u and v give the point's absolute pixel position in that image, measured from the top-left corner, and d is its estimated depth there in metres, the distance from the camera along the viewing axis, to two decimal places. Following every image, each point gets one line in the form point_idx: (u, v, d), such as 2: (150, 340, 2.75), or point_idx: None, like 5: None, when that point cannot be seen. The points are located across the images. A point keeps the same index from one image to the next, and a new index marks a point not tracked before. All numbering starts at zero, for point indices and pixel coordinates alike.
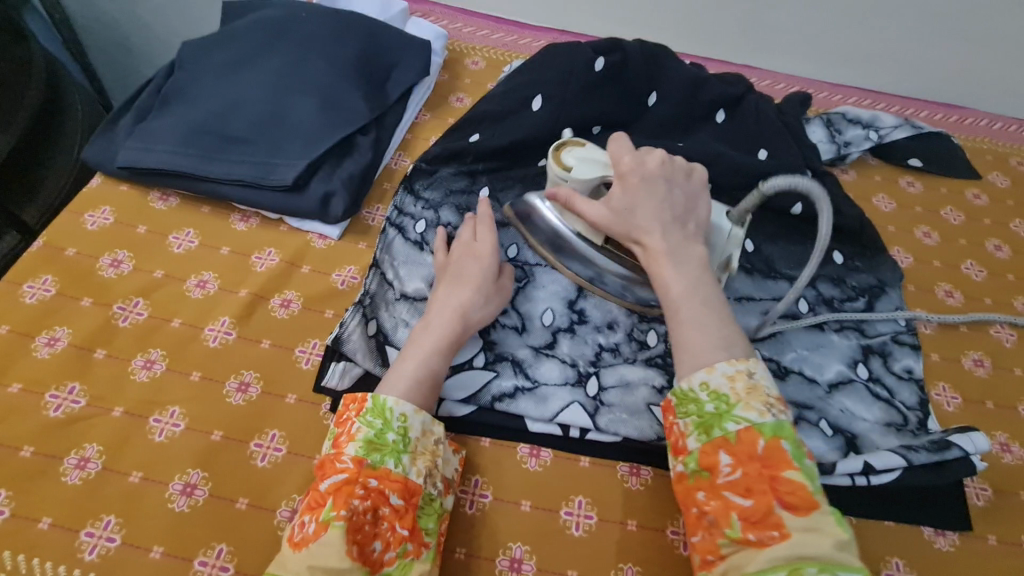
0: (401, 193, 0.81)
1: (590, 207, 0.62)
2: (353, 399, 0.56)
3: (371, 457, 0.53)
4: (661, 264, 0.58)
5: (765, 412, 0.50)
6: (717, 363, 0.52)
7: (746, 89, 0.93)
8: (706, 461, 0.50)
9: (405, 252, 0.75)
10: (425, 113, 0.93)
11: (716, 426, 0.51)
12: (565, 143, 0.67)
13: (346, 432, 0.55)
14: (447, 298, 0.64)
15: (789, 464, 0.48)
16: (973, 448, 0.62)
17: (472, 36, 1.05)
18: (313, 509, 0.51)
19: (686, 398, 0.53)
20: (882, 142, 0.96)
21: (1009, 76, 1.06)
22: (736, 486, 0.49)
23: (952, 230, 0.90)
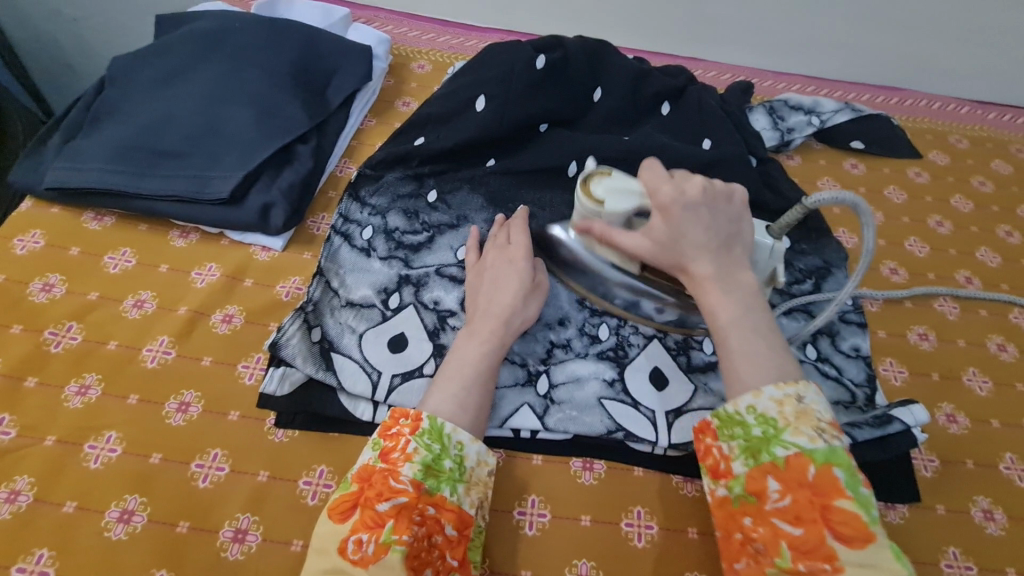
0: (346, 200, 0.80)
1: (632, 240, 0.60)
2: (407, 416, 0.55)
3: (428, 482, 0.51)
4: (709, 292, 0.55)
5: (816, 438, 0.47)
6: (764, 388, 0.50)
7: (688, 81, 0.94)
8: (754, 487, 0.48)
9: (351, 260, 0.74)
10: (371, 119, 0.92)
11: (764, 450, 0.48)
12: (590, 175, 0.65)
13: (399, 450, 0.52)
14: (490, 305, 0.64)
15: (842, 493, 0.45)
16: (914, 421, 0.63)
17: (418, 40, 1.05)
18: (370, 528, 0.48)
19: (732, 421, 0.51)
20: (825, 126, 0.98)
21: (942, 57, 1.09)
22: (785, 513, 0.46)
23: (895, 209, 0.92)
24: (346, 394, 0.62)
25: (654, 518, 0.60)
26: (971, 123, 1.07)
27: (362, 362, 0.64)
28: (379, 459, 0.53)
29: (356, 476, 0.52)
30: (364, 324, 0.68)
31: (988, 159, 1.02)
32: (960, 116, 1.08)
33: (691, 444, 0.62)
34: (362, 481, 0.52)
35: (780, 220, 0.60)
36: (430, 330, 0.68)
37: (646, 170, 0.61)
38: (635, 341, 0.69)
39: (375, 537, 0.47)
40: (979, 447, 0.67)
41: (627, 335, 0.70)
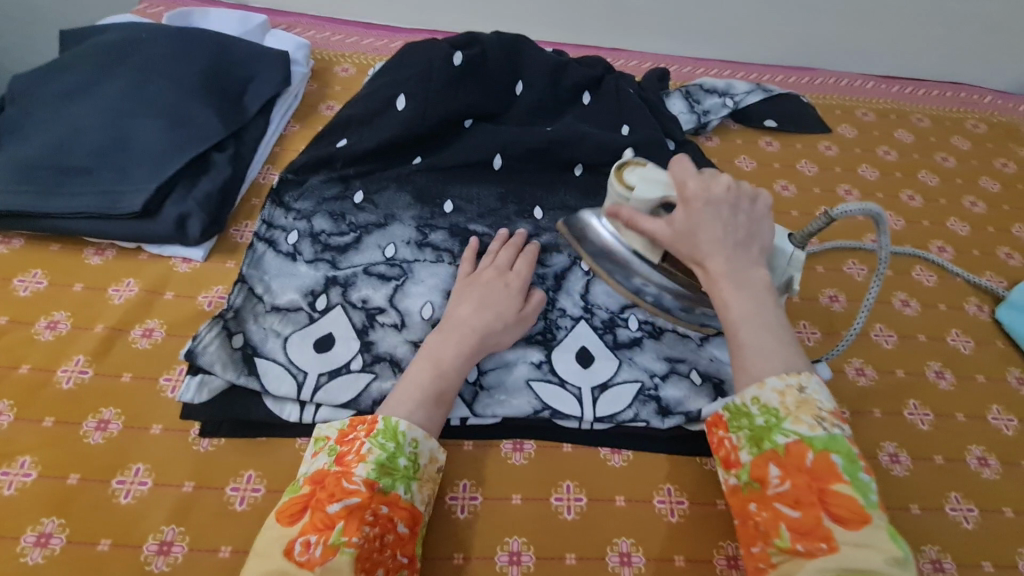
0: (270, 206, 0.80)
1: (652, 223, 0.59)
2: (363, 420, 0.56)
3: (382, 481, 0.52)
4: (721, 286, 0.56)
5: (816, 426, 0.50)
6: (769, 379, 0.52)
7: (605, 70, 0.97)
8: (757, 473, 0.52)
9: (277, 265, 0.74)
10: (294, 124, 0.92)
11: (766, 439, 0.52)
12: (627, 163, 0.64)
13: (353, 452, 0.53)
14: (468, 320, 0.64)
15: (838, 477, 0.48)
16: None
17: (340, 43, 1.05)
18: (319, 529, 0.48)
19: (739, 412, 0.54)
20: (738, 107, 1.03)
21: (846, 36, 1.15)
22: (786, 497, 0.49)
23: (807, 180, 0.97)
24: (272, 396, 0.62)
25: (583, 490, 0.61)
26: (876, 96, 1.14)
27: (287, 364, 0.64)
28: (333, 463, 0.54)
29: (306, 480, 0.53)
30: (289, 327, 0.68)
31: (892, 129, 1.08)
32: (866, 90, 1.15)
33: (617, 416, 0.65)
34: (314, 484, 0.52)
35: (805, 228, 0.60)
36: (359, 328, 0.69)
37: (675, 165, 0.61)
38: (563, 323, 0.71)
39: (323, 539, 0.48)
40: (885, 396, 0.72)
41: (555, 318, 0.72)
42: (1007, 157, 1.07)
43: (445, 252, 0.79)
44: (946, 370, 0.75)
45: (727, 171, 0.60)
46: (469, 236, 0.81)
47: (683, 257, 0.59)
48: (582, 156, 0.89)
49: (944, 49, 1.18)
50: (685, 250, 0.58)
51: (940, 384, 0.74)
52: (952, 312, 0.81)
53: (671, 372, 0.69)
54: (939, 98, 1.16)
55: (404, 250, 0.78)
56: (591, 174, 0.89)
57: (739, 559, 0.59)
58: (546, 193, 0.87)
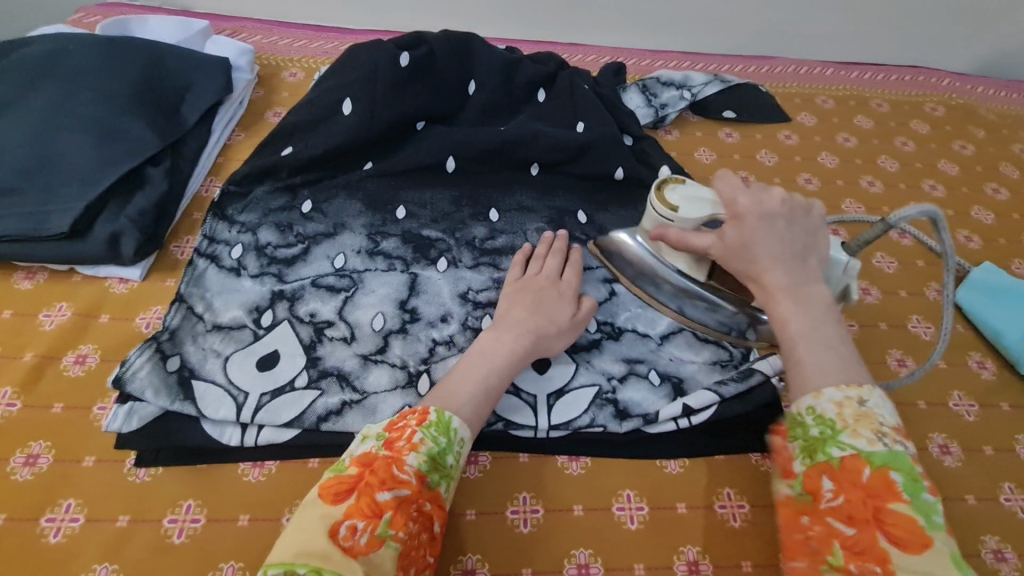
0: (210, 220, 0.77)
1: (704, 239, 0.57)
2: (414, 410, 0.54)
3: (430, 476, 0.51)
4: (778, 301, 0.53)
5: (875, 441, 0.46)
6: (825, 389, 0.49)
7: (558, 66, 0.96)
8: (809, 486, 0.48)
9: (220, 282, 0.71)
10: (239, 132, 0.88)
11: (820, 450, 0.48)
12: (665, 180, 0.63)
13: (404, 439, 0.51)
14: (524, 322, 0.64)
15: (897, 496, 0.44)
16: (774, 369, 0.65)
17: (288, 48, 1.02)
18: (366, 516, 0.47)
19: (790, 422, 0.50)
20: (696, 99, 1.02)
21: (803, 23, 1.15)
22: (840, 513, 0.46)
23: (767, 170, 0.97)
24: (210, 420, 0.59)
25: (540, 501, 0.60)
26: (835, 83, 1.13)
27: (227, 385, 0.61)
28: (382, 447, 0.51)
29: (354, 461, 0.50)
30: (231, 346, 0.65)
31: (852, 116, 1.08)
32: (825, 77, 1.14)
33: (572, 422, 0.63)
34: (362, 466, 0.50)
35: (860, 235, 0.56)
36: (306, 343, 0.67)
37: (719, 179, 0.58)
38: None
39: (370, 528, 0.46)
40: None
41: None
42: (965, 140, 1.07)
43: (397, 260, 0.76)
44: (907, 358, 0.75)
45: (779, 186, 0.56)
46: (421, 242, 0.79)
47: (736, 271, 0.56)
48: (536, 155, 0.87)
49: (899, 33, 1.18)
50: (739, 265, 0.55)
51: (902, 373, 0.73)
52: (913, 298, 0.81)
53: (629, 373, 0.67)
54: (897, 83, 1.16)
55: (354, 259, 0.76)
56: (548, 174, 0.88)
57: (700, 564, 0.57)
58: (501, 195, 0.85)
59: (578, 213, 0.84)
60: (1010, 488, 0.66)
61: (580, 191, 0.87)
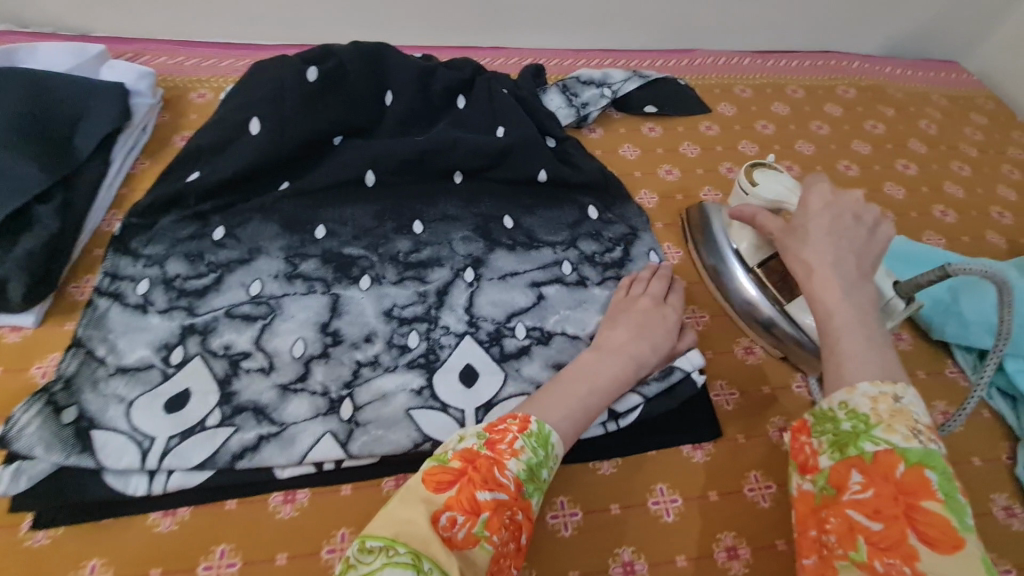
0: (112, 255, 0.72)
1: (772, 223, 0.65)
2: (514, 415, 0.55)
3: (527, 486, 0.51)
4: (823, 291, 0.57)
5: (910, 438, 0.46)
6: (858, 384, 0.50)
7: (474, 71, 0.95)
8: (836, 479, 0.48)
9: (124, 321, 0.67)
10: (144, 161, 0.85)
11: (852, 445, 0.48)
12: (763, 168, 0.75)
13: (506, 444, 0.52)
14: (628, 346, 0.65)
15: (932, 495, 0.43)
16: (692, 366, 0.68)
17: (195, 68, 0.98)
18: (465, 511, 0.47)
19: (823, 417, 0.51)
20: (617, 96, 1.02)
21: (716, 15, 1.17)
22: (864, 506, 0.45)
23: (690, 162, 0.98)
24: (112, 471, 0.56)
25: None
26: (752, 72, 1.16)
27: (131, 432, 0.58)
28: (484, 446, 0.52)
29: (458, 454, 0.51)
30: (137, 389, 0.62)
31: (769, 103, 1.11)
32: (741, 66, 1.17)
33: None
34: (465, 461, 0.50)
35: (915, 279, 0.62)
36: (221, 378, 0.64)
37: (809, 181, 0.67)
38: (446, 341, 0.70)
39: (469, 524, 0.47)
40: (773, 372, 0.73)
41: (437, 338, 0.70)
42: (876, 119, 1.11)
43: (317, 282, 0.74)
44: None
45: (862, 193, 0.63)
46: (343, 261, 0.76)
47: (790, 253, 0.61)
48: (457, 162, 0.86)
49: (809, 20, 1.22)
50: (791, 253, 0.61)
51: None
52: None
53: None
54: (810, 68, 1.20)
55: (271, 285, 0.73)
56: (472, 181, 0.87)
57: (634, 564, 0.57)
58: (424, 205, 0.83)
59: (503, 218, 0.83)
60: None
61: (506, 195, 0.86)
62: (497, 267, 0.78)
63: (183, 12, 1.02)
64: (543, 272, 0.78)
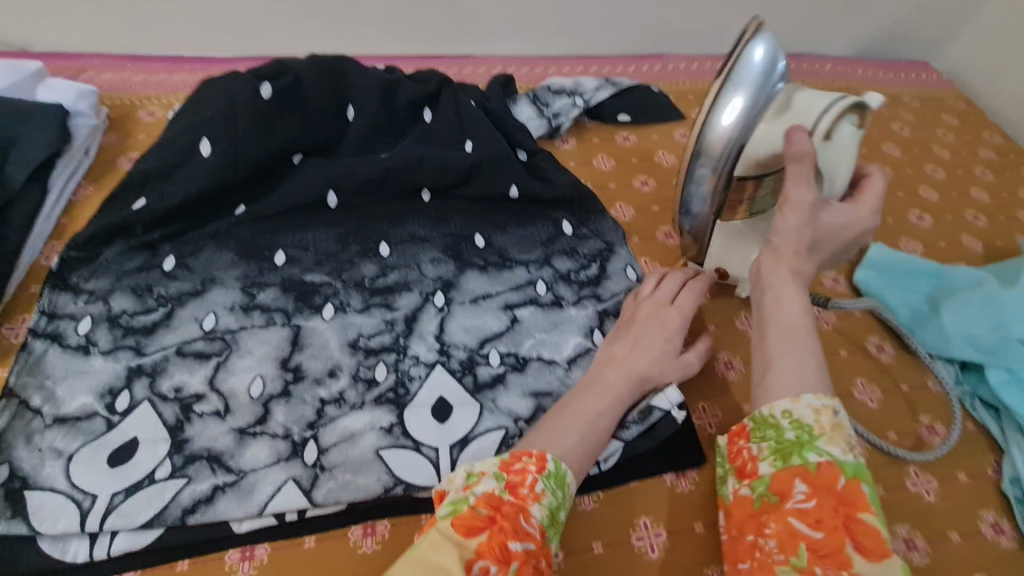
0: (49, 292, 0.67)
1: (799, 189, 0.55)
2: (531, 453, 0.52)
3: (550, 532, 0.49)
4: (786, 295, 0.57)
5: (847, 451, 0.49)
6: (803, 396, 0.52)
7: (440, 84, 0.91)
8: (779, 487, 0.49)
9: (63, 365, 0.62)
10: (87, 186, 0.79)
11: (795, 454, 0.50)
12: (844, 109, 0.58)
13: (528, 487, 0.50)
14: (629, 364, 0.62)
15: (866, 508, 0.46)
16: (670, 403, 0.63)
17: (144, 84, 0.92)
18: (498, 560, 0.45)
19: (766, 424, 0.53)
20: (590, 105, 0.99)
21: (688, 20, 1.16)
22: (807, 516, 0.47)
23: (666, 172, 0.96)
24: (50, 536, 0.52)
25: None
26: None
27: (70, 490, 0.54)
28: (505, 491, 0.49)
29: (481, 499, 0.48)
30: (76, 442, 0.57)
31: None
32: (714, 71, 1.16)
33: None
34: (491, 507, 0.48)
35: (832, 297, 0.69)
36: (171, 425, 0.59)
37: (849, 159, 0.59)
38: (416, 373, 0.66)
39: (501, 575, 0.44)
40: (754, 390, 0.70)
41: (407, 369, 0.67)
42: None
43: (277, 313, 0.69)
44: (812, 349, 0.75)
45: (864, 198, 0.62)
46: (305, 290, 0.72)
47: (778, 240, 0.58)
48: (425, 180, 0.82)
49: (781, 23, 1.21)
50: (789, 228, 0.57)
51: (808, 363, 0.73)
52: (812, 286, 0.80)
53: (539, 409, 0.66)
54: None
55: (227, 318, 0.68)
56: (440, 200, 0.83)
57: None
58: (390, 226, 0.79)
59: (474, 237, 0.80)
60: (916, 472, 0.66)
61: (477, 213, 0.83)
62: (468, 290, 0.75)
63: (131, 25, 0.96)
64: (517, 294, 0.75)
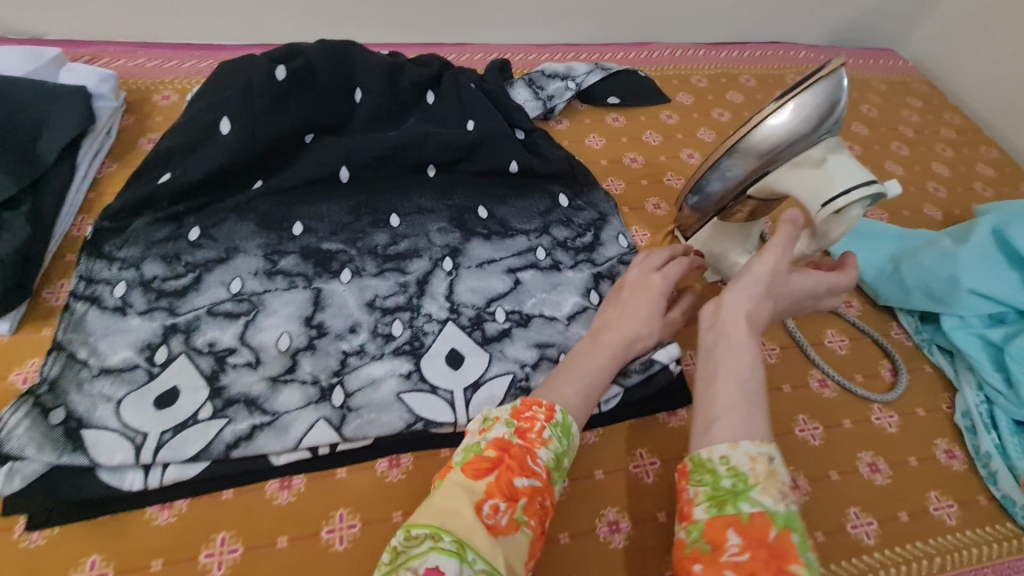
0: (85, 260, 0.72)
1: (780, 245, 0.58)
2: (541, 403, 0.56)
3: (554, 475, 0.53)
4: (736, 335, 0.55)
5: (780, 500, 0.46)
6: (741, 442, 0.49)
7: (442, 67, 0.97)
8: (713, 537, 0.46)
9: (103, 324, 0.67)
10: (111, 165, 0.84)
11: (729, 503, 0.46)
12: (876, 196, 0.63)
13: (535, 433, 0.54)
14: (620, 329, 0.65)
15: (797, 560, 0.43)
16: (670, 357, 0.70)
17: (157, 70, 0.97)
18: (505, 498, 0.49)
19: (703, 467, 0.49)
20: (581, 88, 1.06)
21: (671, 10, 1.23)
22: (741, 569, 0.43)
23: (652, 150, 1.03)
24: (106, 469, 0.57)
25: None
26: (707, 63, 1.22)
27: (122, 429, 0.59)
28: (515, 435, 0.53)
29: (491, 444, 0.52)
30: (123, 388, 0.62)
31: (723, 92, 1.17)
32: (696, 57, 1.23)
33: None
34: (499, 449, 0.52)
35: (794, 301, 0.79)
36: (208, 374, 0.64)
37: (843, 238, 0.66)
38: (429, 328, 0.73)
39: (509, 511, 0.49)
40: None
41: (421, 325, 0.73)
42: None
43: (298, 277, 0.75)
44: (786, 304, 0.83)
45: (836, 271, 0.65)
46: (322, 256, 0.78)
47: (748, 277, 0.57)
48: (430, 156, 0.88)
49: (757, 14, 1.29)
50: (760, 272, 0.57)
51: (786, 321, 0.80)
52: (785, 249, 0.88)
53: (543, 358, 0.72)
54: (759, 58, 1.26)
55: (253, 281, 0.74)
56: (444, 175, 0.89)
57: (620, 523, 0.62)
58: (398, 199, 0.85)
59: (478, 209, 0.86)
60: (880, 408, 0.74)
61: (479, 186, 0.89)
62: (474, 255, 0.81)
63: (143, 14, 1.01)
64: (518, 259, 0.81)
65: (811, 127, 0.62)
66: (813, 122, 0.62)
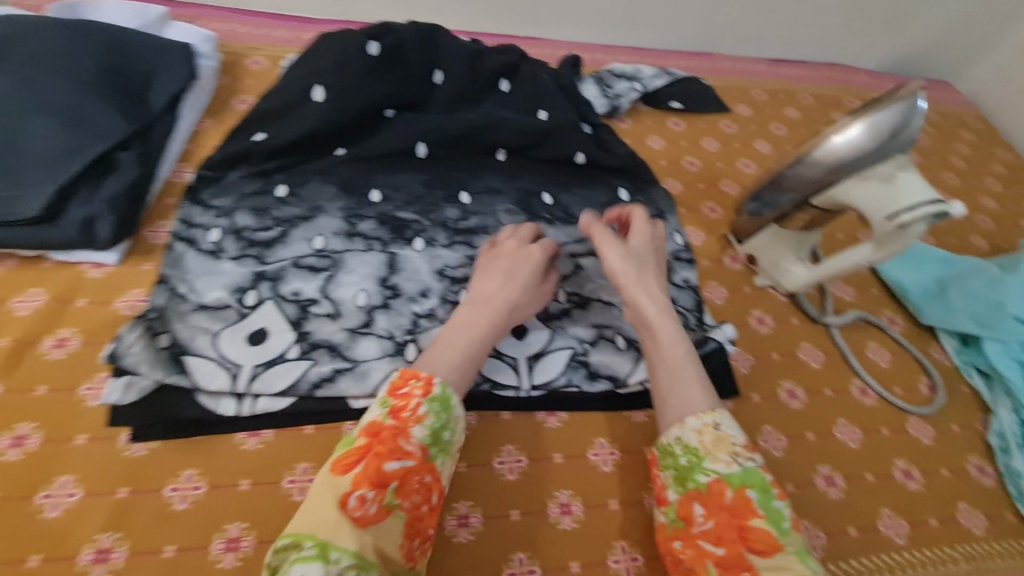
0: (185, 205, 0.77)
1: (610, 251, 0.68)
2: (417, 377, 0.56)
3: (431, 449, 0.53)
4: (652, 326, 0.63)
5: (731, 463, 0.54)
6: (687, 419, 0.57)
7: (520, 57, 1.01)
8: (683, 512, 0.55)
9: (199, 265, 0.72)
10: (206, 119, 0.89)
11: (689, 478, 0.55)
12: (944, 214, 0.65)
13: (410, 411, 0.53)
14: (489, 292, 0.65)
15: (755, 513, 0.51)
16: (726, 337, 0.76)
17: (250, 36, 1.02)
18: (372, 486, 0.48)
19: (665, 452, 0.57)
20: (648, 90, 1.10)
21: (737, 23, 1.26)
22: (708, 535, 0.52)
23: (710, 155, 1.06)
24: (205, 393, 0.62)
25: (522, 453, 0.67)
26: (767, 78, 1.25)
27: (220, 359, 0.64)
28: (388, 416, 0.53)
29: (363, 431, 0.52)
30: (219, 324, 0.67)
31: (781, 107, 1.20)
32: (756, 72, 1.26)
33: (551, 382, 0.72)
34: (369, 435, 0.52)
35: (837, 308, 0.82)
36: (293, 319, 0.69)
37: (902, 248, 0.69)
38: None
39: (379, 499, 0.48)
40: (781, 341, 0.81)
41: None
42: None
43: (376, 240, 0.80)
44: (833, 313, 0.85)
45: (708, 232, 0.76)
46: (398, 224, 0.82)
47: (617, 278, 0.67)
48: (503, 140, 0.92)
49: (820, 35, 1.32)
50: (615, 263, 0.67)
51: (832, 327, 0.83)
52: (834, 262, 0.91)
53: (600, 337, 0.76)
54: (818, 79, 1.29)
55: (334, 240, 0.78)
56: (514, 160, 0.93)
57: None
58: (469, 177, 0.90)
59: (543, 195, 0.90)
60: (917, 421, 0.77)
61: (545, 174, 0.93)
62: None
63: None
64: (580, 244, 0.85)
65: (880, 144, 0.65)
66: (880, 139, 0.64)
